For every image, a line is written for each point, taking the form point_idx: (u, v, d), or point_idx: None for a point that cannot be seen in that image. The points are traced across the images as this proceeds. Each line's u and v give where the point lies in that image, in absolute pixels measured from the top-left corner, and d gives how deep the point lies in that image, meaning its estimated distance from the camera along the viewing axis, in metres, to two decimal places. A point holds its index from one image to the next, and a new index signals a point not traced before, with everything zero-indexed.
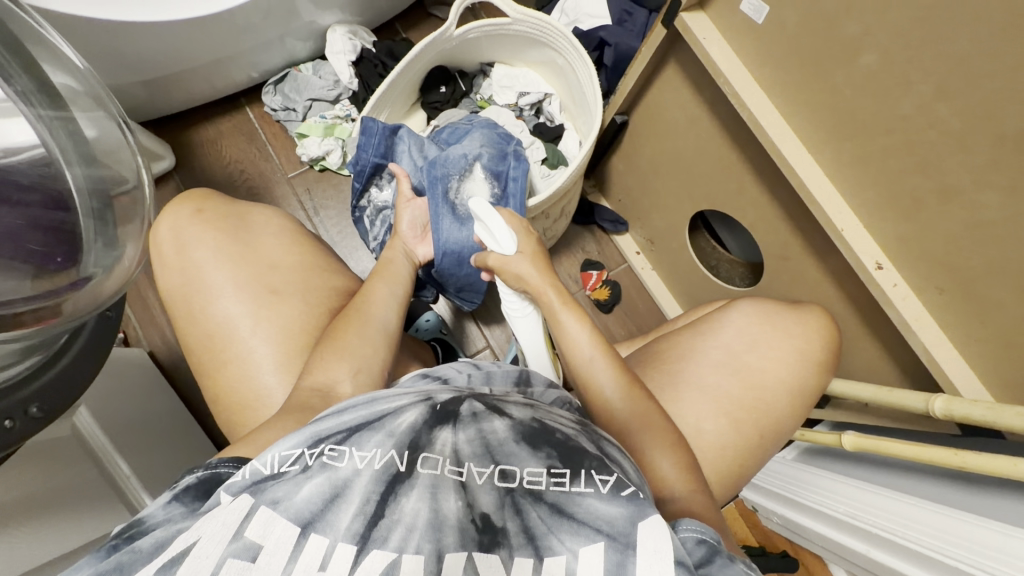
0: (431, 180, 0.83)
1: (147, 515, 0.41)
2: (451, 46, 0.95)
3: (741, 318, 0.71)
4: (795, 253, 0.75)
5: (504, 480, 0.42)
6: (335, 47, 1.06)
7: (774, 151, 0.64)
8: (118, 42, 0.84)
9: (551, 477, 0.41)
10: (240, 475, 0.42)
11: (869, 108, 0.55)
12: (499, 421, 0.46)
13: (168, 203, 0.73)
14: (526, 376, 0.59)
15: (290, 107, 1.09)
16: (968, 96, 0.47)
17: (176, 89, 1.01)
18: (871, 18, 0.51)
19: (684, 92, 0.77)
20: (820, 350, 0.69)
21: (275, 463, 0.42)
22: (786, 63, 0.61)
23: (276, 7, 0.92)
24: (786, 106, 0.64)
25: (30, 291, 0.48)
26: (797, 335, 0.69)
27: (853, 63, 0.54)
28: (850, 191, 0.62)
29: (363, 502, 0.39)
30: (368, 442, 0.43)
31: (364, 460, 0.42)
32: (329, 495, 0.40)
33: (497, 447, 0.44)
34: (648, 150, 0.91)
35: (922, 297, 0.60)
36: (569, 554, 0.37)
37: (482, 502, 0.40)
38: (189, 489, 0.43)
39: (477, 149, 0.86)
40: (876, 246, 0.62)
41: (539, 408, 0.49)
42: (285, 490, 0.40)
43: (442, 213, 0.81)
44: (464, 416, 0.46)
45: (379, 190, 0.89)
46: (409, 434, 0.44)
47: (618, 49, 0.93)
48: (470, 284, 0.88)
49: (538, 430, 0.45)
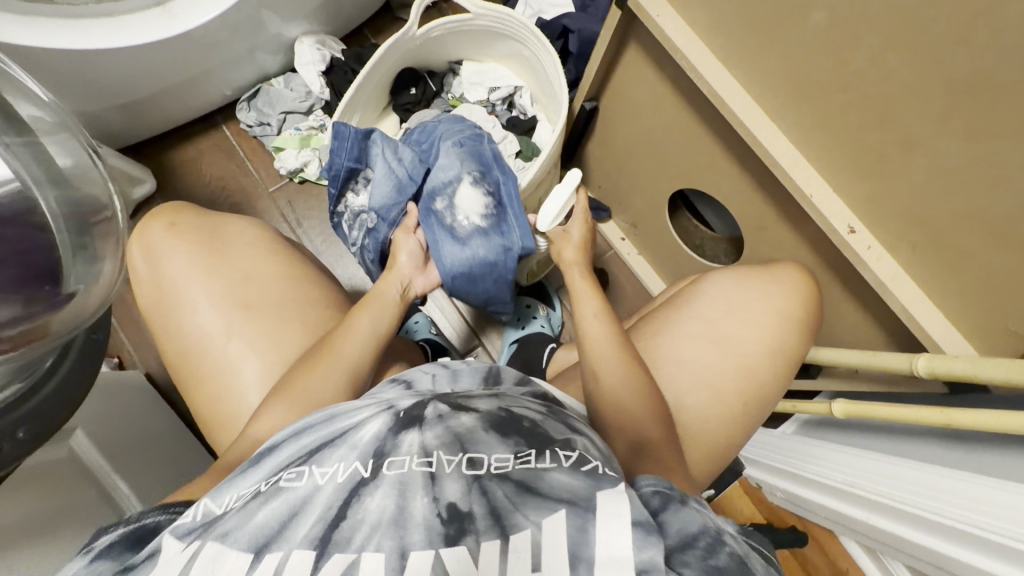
0: (424, 210, 0.83)
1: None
2: (416, 47, 0.95)
3: (717, 289, 0.71)
4: (770, 223, 0.74)
5: (471, 467, 0.42)
6: (304, 58, 1.07)
7: (737, 123, 0.64)
8: (86, 71, 0.84)
9: (516, 460, 0.43)
10: (195, 513, 0.43)
11: (825, 69, 0.54)
12: (465, 416, 0.47)
13: (143, 220, 0.73)
14: (496, 371, 0.58)
15: (264, 122, 1.10)
16: (918, 46, 0.47)
17: (150, 113, 1.02)
18: None
19: (646, 71, 0.77)
20: (799, 315, 0.69)
21: (229, 502, 0.44)
22: (737, 34, 0.61)
23: (242, 22, 0.93)
24: (744, 76, 0.63)
25: (18, 311, 0.48)
26: (774, 301, 0.69)
27: (803, 24, 0.54)
28: (814, 157, 0.62)
29: (324, 510, 0.40)
30: (330, 458, 0.45)
31: (325, 476, 0.43)
32: (290, 512, 0.41)
33: (464, 437, 0.45)
34: (620, 134, 0.91)
35: (896, 256, 0.60)
36: (533, 528, 0.38)
37: (448, 492, 0.41)
38: (112, 545, 0.43)
39: (458, 164, 0.82)
40: (847, 210, 0.61)
41: (504, 398, 0.51)
42: (239, 520, 0.41)
43: (440, 239, 0.81)
44: (429, 418, 0.47)
45: (356, 195, 0.88)
46: (372, 443, 0.45)
47: (581, 35, 0.92)
48: (494, 297, 0.87)
49: (503, 419, 0.47)
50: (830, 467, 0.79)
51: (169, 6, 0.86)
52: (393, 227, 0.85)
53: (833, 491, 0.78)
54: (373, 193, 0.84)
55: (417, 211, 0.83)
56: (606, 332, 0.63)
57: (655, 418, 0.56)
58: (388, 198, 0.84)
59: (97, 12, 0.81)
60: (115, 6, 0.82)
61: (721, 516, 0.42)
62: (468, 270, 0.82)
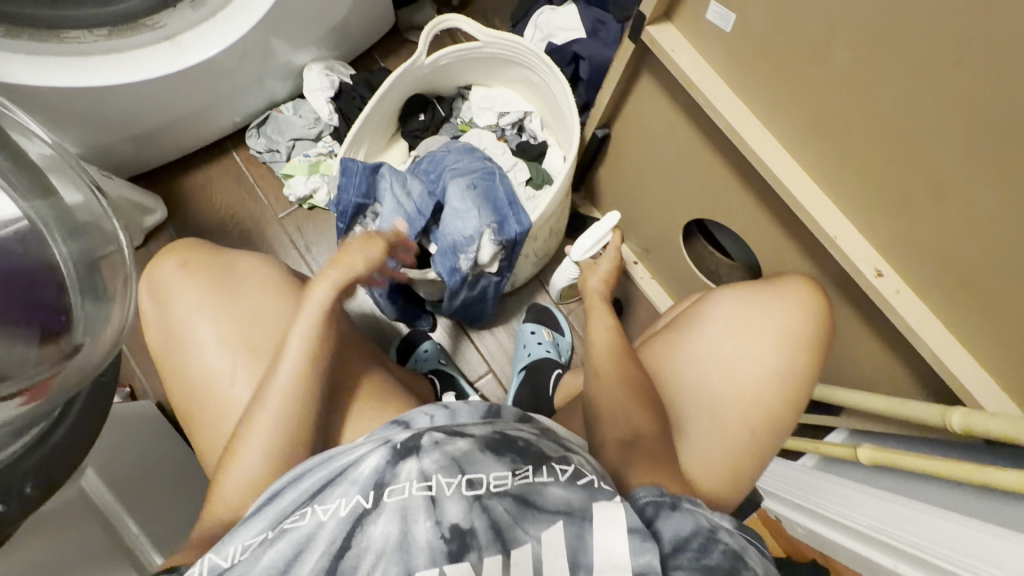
0: (442, 254, 0.81)
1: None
2: (424, 74, 0.94)
3: (725, 310, 0.68)
4: (790, 258, 0.72)
5: (470, 488, 0.43)
6: (313, 84, 1.06)
7: (756, 160, 0.61)
8: (95, 106, 0.84)
9: (514, 477, 0.45)
10: (202, 567, 0.42)
11: (850, 110, 0.52)
12: (461, 441, 0.47)
13: (157, 255, 0.73)
14: (496, 409, 0.56)
15: (274, 149, 1.09)
16: (951, 91, 0.44)
17: (162, 142, 1.02)
18: (838, 18, 0.48)
19: (659, 102, 0.75)
20: (813, 336, 0.65)
21: (235, 553, 0.43)
22: (756, 70, 0.59)
23: (250, 51, 0.92)
24: (763, 111, 0.61)
25: (34, 355, 0.44)
26: (782, 319, 0.66)
27: (826, 63, 0.51)
28: (838, 197, 0.59)
29: (329, 544, 0.41)
30: (332, 495, 0.45)
31: (328, 512, 0.43)
32: (297, 551, 0.41)
33: (460, 459, 0.45)
34: (633, 161, 0.88)
35: (927, 301, 0.57)
36: (534, 542, 0.40)
37: (450, 513, 0.42)
38: None
39: (478, 219, 0.79)
40: (874, 252, 0.59)
41: (497, 423, 0.52)
42: (249, 566, 0.41)
43: (457, 288, 0.84)
44: (425, 445, 0.46)
45: (363, 229, 0.87)
46: (372, 475, 0.45)
47: (592, 62, 0.91)
48: (479, 312, 0.95)
49: (499, 440, 0.49)
50: (847, 506, 0.77)
51: (178, 39, 0.85)
52: None
53: (843, 527, 0.76)
54: (382, 226, 0.85)
55: (440, 271, 0.81)
56: (614, 357, 0.65)
57: (660, 445, 0.56)
58: None
59: (105, 49, 0.80)
60: (123, 40, 0.80)
61: (717, 512, 0.46)
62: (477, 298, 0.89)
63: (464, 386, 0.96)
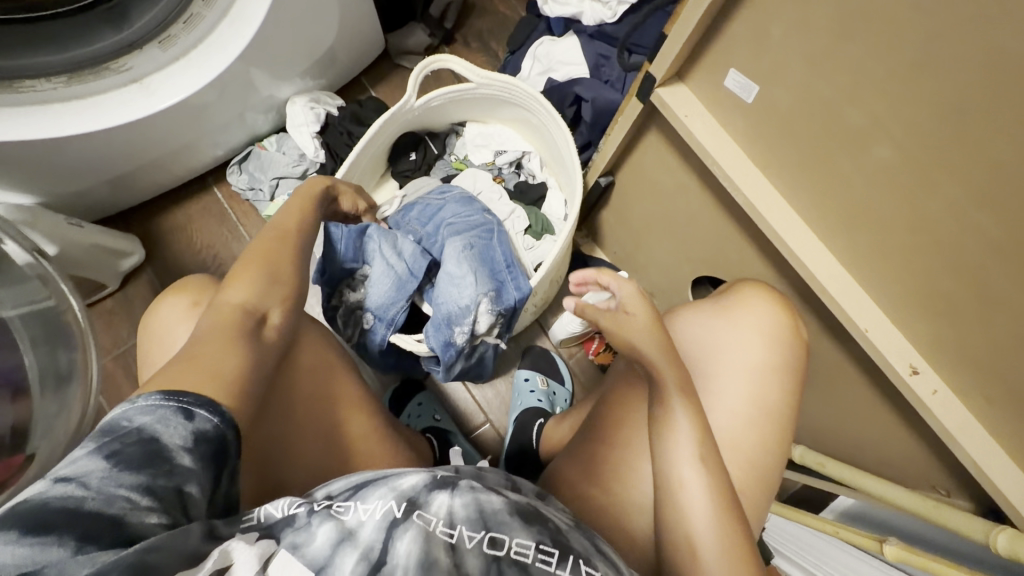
0: (436, 327, 0.77)
1: (145, 424, 0.35)
2: (415, 116, 0.88)
3: (689, 334, 0.61)
4: (811, 331, 0.67)
5: (492, 547, 0.35)
6: (297, 119, 1.00)
7: (778, 241, 0.58)
8: (58, 156, 0.77)
9: (538, 553, 0.36)
10: (260, 512, 0.37)
11: (890, 200, 0.49)
12: (495, 495, 0.40)
13: (162, 293, 0.62)
14: (515, 482, 0.48)
15: (256, 187, 1.03)
16: (1003, 196, 0.41)
17: (140, 183, 0.95)
18: (881, 106, 0.46)
19: (673, 159, 0.70)
20: (784, 359, 0.58)
21: (287, 504, 0.37)
22: (784, 141, 0.55)
23: (232, 86, 0.86)
24: (786, 188, 0.58)
25: None
26: (747, 350, 0.58)
27: (865, 151, 0.49)
28: (868, 282, 0.55)
29: (367, 549, 0.33)
30: (372, 493, 0.37)
31: (366, 512, 0.35)
32: (336, 539, 0.33)
33: (490, 514, 0.37)
34: (640, 211, 0.83)
35: (966, 402, 0.52)
36: None
37: (469, 568, 0.34)
38: (122, 455, 0.33)
39: (474, 290, 0.77)
40: (907, 346, 0.54)
41: (533, 498, 0.44)
42: (301, 531, 0.34)
43: (453, 360, 0.79)
44: (462, 483, 0.39)
45: (354, 293, 0.83)
46: (410, 488, 0.38)
47: (596, 104, 0.85)
48: (476, 373, 0.89)
49: (532, 510, 0.40)
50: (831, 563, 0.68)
51: (146, 81, 0.78)
52: (390, 325, 0.80)
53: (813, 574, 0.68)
54: (371, 292, 0.80)
55: (432, 346, 0.77)
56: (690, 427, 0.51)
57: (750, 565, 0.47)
58: (387, 296, 0.79)
59: (67, 95, 0.73)
60: (84, 86, 0.73)
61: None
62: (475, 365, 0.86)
63: (460, 440, 0.89)
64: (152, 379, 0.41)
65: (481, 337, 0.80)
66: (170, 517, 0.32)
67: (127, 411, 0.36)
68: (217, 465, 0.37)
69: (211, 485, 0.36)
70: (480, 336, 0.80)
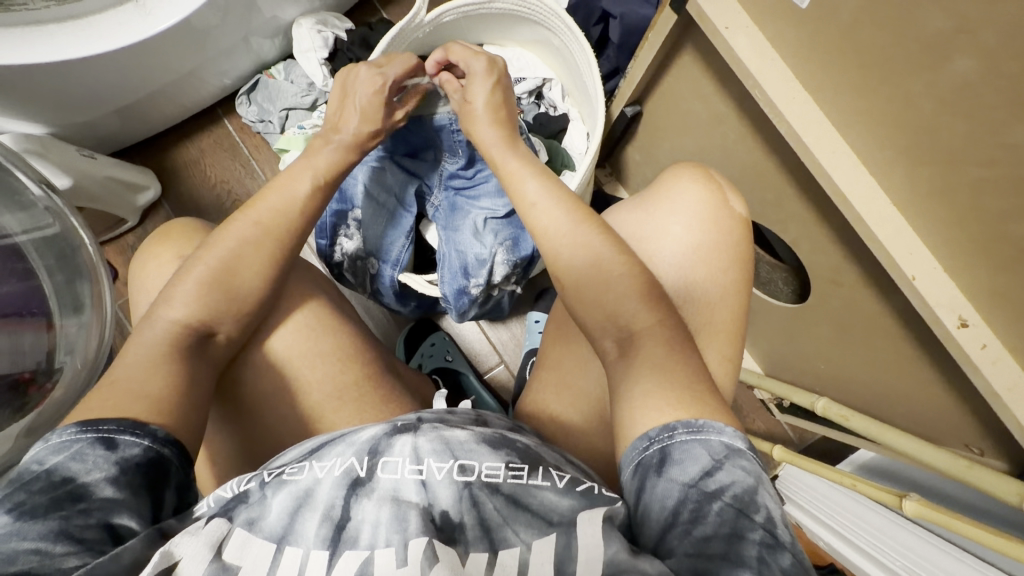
0: (452, 277, 0.76)
1: (57, 464, 0.36)
2: (423, 35, 0.80)
3: (632, 214, 0.57)
4: (849, 280, 0.62)
5: (462, 474, 0.38)
6: (303, 44, 0.93)
7: (822, 176, 0.52)
8: (61, 84, 0.74)
9: (508, 470, 0.39)
10: (206, 503, 0.39)
11: (962, 128, 0.42)
12: (461, 429, 0.42)
13: (146, 242, 0.61)
14: (484, 417, 0.48)
15: (266, 118, 0.99)
16: None
17: (153, 112, 0.93)
18: (969, 9, 0.38)
19: (709, 84, 0.64)
20: (723, 233, 0.54)
21: (236, 483, 0.40)
22: (840, 58, 0.48)
23: (235, 7, 0.80)
24: (838, 114, 0.52)
25: None
26: (692, 218, 0.55)
27: (939, 69, 0.42)
28: (923, 227, 0.50)
29: (328, 508, 0.37)
30: (330, 452, 0.40)
31: (324, 469, 0.39)
32: (293, 506, 0.37)
33: (456, 444, 0.40)
34: (669, 145, 0.76)
35: (1018, 358, 0.48)
36: (523, 547, 0.35)
37: (440, 499, 0.37)
38: (34, 505, 0.34)
39: (492, 246, 0.76)
40: (958, 298, 0.49)
41: (491, 422, 0.46)
42: (254, 507, 0.37)
43: (467, 306, 0.79)
44: (423, 424, 0.42)
45: (348, 240, 0.79)
46: (368, 441, 0.40)
47: (624, 22, 0.76)
48: (492, 312, 0.90)
49: (498, 435, 0.43)
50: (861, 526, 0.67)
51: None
52: (396, 267, 0.81)
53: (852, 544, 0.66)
54: (368, 234, 0.79)
55: (447, 294, 0.77)
56: (579, 233, 0.51)
57: (670, 352, 0.44)
58: (388, 236, 0.80)
59: (61, 16, 0.70)
60: (78, 6, 0.70)
61: (728, 430, 0.37)
62: (490, 309, 0.87)
63: (471, 383, 0.88)
64: (76, 410, 0.41)
65: (496, 287, 0.79)
66: (96, 549, 0.33)
67: (39, 451, 0.37)
68: (149, 482, 0.38)
69: (148, 506, 0.37)
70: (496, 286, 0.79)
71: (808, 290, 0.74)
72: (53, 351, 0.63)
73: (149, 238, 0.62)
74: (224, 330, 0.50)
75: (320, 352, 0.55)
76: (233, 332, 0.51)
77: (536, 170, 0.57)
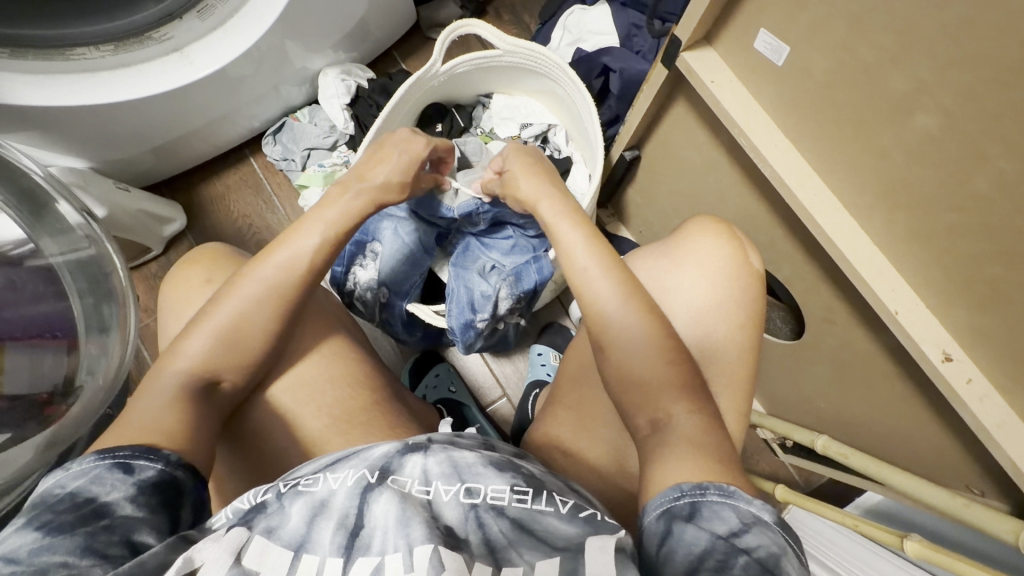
0: (459, 312, 0.79)
1: (79, 488, 0.38)
2: (439, 83, 0.88)
3: (651, 263, 0.60)
4: (842, 317, 0.64)
5: (468, 495, 0.40)
6: (329, 91, 1.01)
7: (806, 217, 0.55)
8: (105, 124, 0.81)
9: (513, 493, 0.40)
10: (225, 514, 0.41)
11: (934, 176, 0.46)
12: (468, 451, 0.44)
13: (172, 269, 0.65)
14: (491, 442, 0.49)
15: (289, 158, 1.06)
16: None
17: (185, 152, 1.00)
18: (928, 72, 0.42)
19: (701, 132, 0.68)
20: (729, 282, 0.57)
21: (253, 496, 0.42)
22: (817, 112, 0.53)
23: (267, 58, 0.88)
24: (818, 160, 0.55)
25: None
26: (704, 270, 0.58)
27: (907, 123, 0.46)
28: (906, 267, 0.52)
29: (343, 517, 0.38)
30: (344, 465, 0.42)
31: (338, 481, 0.41)
32: (310, 514, 0.39)
33: (464, 467, 0.42)
34: (667, 187, 0.80)
35: (1006, 395, 0.49)
36: (526, 567, 0.36)
37: (446, 515, 0.39)
38: (59, 518, 0.36)
39: (498, 285, 0.80)
40: (943, 335, 0.51)
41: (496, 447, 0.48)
42: (273, 516, 0.39)
43: (473, 339, 0.81)
44: (433, 444, 0.43)
45: (361, 270, 0.82)
46: (381, 458, 0.42)
47: (623, 76, 0.83)
48: (499, 343, 0.93)
49: (505, 460, 0.44)
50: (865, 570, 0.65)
51: (186, 51, 0.81)
52: (406, 299, 0.84)
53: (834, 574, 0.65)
54: (382, 268, 0.82)
55: (453, 327, 0.78)
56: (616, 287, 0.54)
57: (690, 415, 0.47)
58: (401, 272, 0.83)
59: (113, 64, 0.77)
60: (130, 55, 0.77)
61: (757, 502, 0.39)
62: (496, 342, 0.90)
63: (475, 414, 0.89)
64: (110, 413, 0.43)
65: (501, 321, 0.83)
66: (120, 561, 0.35)
67: (60, 478, 0.39)
68: (165, 500, 0.41)
69: (165, 521, 0.40)
70: (501, 319, 0.83)
71: (805, 328, 0.75)
72: (73, 372, 0.65)
73: (174, 266, 0.65)
74: (239, 341, 0.53)
75: (329, 375, 0.58)
76: (246, 359, 0.53)
77: (585, 230, 0.59)
